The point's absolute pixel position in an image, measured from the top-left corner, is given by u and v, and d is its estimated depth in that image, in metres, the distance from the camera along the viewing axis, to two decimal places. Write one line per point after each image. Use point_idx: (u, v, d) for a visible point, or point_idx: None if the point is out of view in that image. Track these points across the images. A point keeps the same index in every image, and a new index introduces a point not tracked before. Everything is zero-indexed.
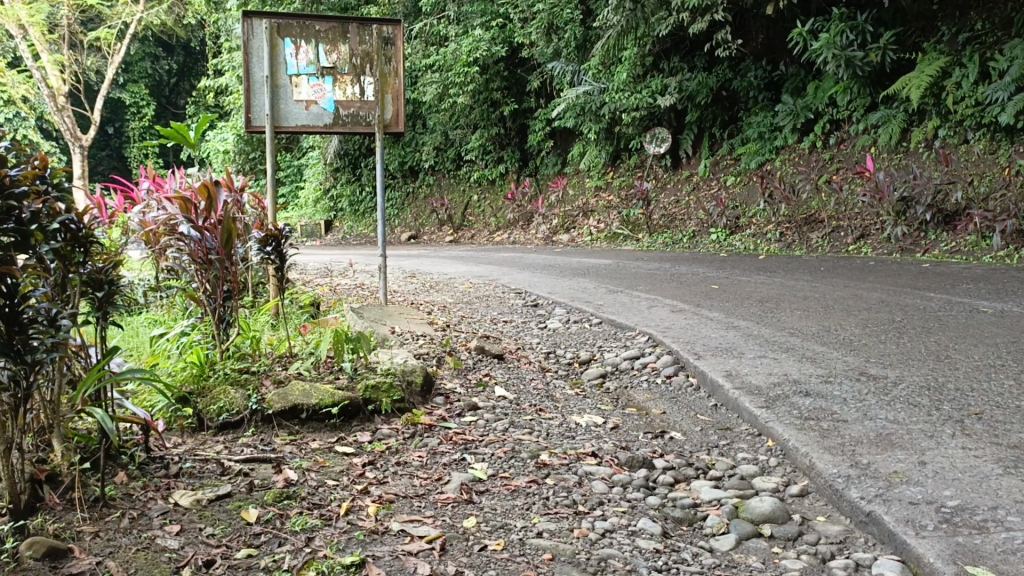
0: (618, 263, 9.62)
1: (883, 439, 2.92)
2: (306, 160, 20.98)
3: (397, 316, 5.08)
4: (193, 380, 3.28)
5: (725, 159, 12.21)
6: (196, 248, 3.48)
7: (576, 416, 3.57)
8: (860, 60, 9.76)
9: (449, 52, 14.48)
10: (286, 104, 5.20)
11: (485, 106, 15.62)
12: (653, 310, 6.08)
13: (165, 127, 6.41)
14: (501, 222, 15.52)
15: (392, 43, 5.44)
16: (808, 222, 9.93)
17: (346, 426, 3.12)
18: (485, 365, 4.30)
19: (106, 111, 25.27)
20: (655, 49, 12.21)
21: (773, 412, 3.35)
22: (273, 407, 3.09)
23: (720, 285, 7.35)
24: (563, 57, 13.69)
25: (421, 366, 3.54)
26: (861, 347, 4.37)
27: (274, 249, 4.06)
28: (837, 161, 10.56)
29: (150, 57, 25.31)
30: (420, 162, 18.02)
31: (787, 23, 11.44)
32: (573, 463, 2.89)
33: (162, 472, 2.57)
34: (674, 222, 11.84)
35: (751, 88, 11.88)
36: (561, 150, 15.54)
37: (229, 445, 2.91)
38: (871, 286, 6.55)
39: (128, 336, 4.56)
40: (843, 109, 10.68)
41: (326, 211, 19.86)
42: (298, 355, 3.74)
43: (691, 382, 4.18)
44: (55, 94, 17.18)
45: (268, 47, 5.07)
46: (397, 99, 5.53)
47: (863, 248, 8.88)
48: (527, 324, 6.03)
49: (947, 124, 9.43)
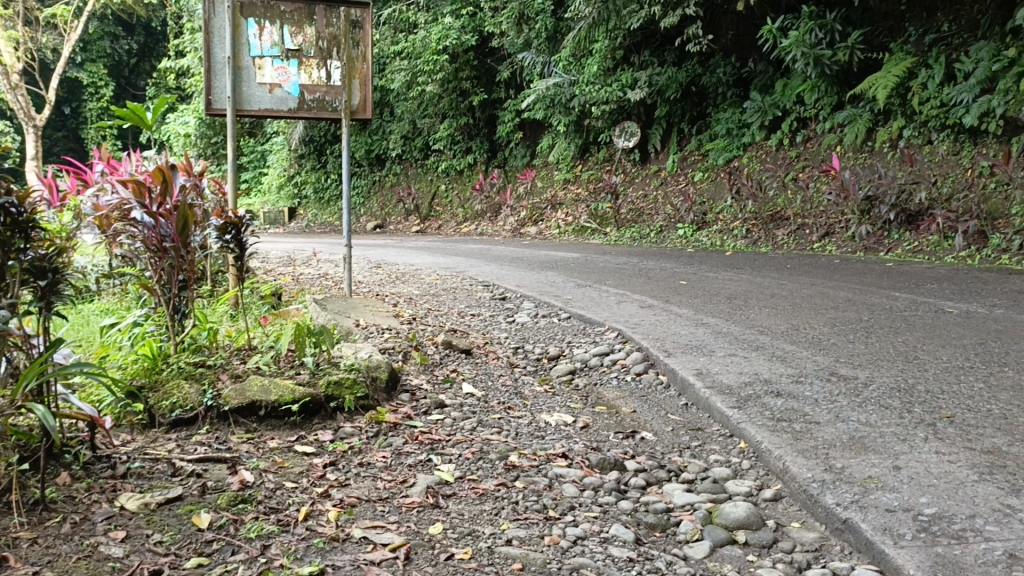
0: (585, 257, 9.56)
1: (856, 442, 2.88)
2: (270, 146, 20.62)
3: (362, 308, 4.94)
4: (145, 374, 3.13)
5: (693, 155, 12.21)
6: (149, 235, 3.29)
7: (545, 415, 3.48)
8: (828, 59, 9.80)
9: (418, 40, 14.29)
10: (249, 87, 5.02)
11: (454, 95, 15.45)
12: (622, 305, 6.01)
13: (121, 107, 6.16)
14: (468, 213, 15.38)
15: (360, 27, 5.30)
16: (775, 219, 9.96)
17: (306, 424, 2.99)
18: (452, 361, 4.19)
19: (63, 91, 24.56)
20: (625, 42, 12.16)
21: (745, 412, 3.29)
22: (229, 403, 2.94)
23: (689, 280, 7.31)
24: (533, 48, 13.57)
25: (386, 361, 3.42)
26: (831, 347, 4.35)
27: (233, 238, 3.87)
28: (804, 159, 10.61)
29: (110, 37, 24.62)
30: (387, 150, 17.81)
31: (757, 19, 11.45)
32: (542, 465, 2.80)
33: (109, 473, 2.42)
34: (642, 216, 11.81)
35: (721, 84, 11.87)
36: (530, 142, 15.43)
37: (182, 443, 2.77)
38: (838, 285, 6.56)
39: (77, 326, 4.35)
40: (810, 107, 10.74)
41: (290, 198, 19.54)
42: (258, 348, 3.60)
43: (661, 380, 4.12)
44: (8, 72, 16.60)
45: (230, 26, 4.89)
46: (365, 85, 5.38)
47: (828, 246, 8.92)
48: (494, 318, 5.93)
49: (912, 124, 9.51)
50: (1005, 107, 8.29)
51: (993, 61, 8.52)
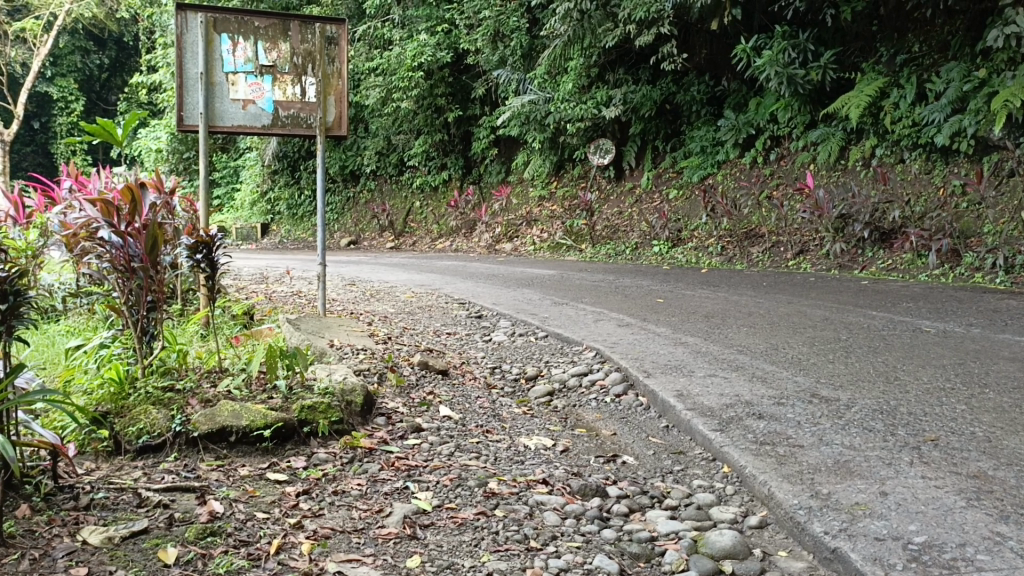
0: (561, 274, 9.53)
1: (842, 467, 2.85)
2: (242, 162, 20.43)
3: (337, 328, 4.84)
4: (111, 400, 3.02)
5: (668, 172, 12.27)
6: (117, 255, 3.17)
7: (524, 438, 3.41)
8: (802, 78, 9.89)
9: (393, 57, 14.23)
10: (221, 103, 4.93)
11: (429, 112, 15.43)
12: (600, 324, 5.96)
13: (91, 124, 6.04)
14: (443, 229, 15.32)
15: (336, 44, 5.22)
16: (749, 236, 10.01)
17: (278, 450, 2.89)
18: (429, 382, 4.11)
19: (32, 105, 24.19)
20: (600, 60, 12.22)
21: (728, 435, 3.26)
22: (198, 429, 2.83)
23: (665, 298, 7.31)
24: (509, 65, 13.58)
25: (361, 385, 3.34)
26: (810, 367, 4.34)
27: (204, 258, 3.78)
28: (778, 177, 10.69)
29: (81, 51, 24.29)
30: (361, 166, 17.71)
31: (731, 38, 11.56)
32: (522, 492, 2.72)
33: (71, 504, 2.31)
34: (618, 233, 11.81)
35: (695, 102, 11.96)
36: (505, 159, 15.42)
37: (148, 471, 2.66)
38: (814, 303, 6.59)
39: (41, 348, 4.22)
40: (783, 126, 10.85)
41: (263, 214, 19.34)
42: (230, 371, 3.49)
43: (641, 402, 4.07)
44: None
45: (204, 42, 4.80)
46: (341, 101, 5.31)
47: (802, 264, 8.97)
48: (471, 336, 5.85)
49: (884, 143, 9.63)
50: (976, 126, 8.37)
51: (964, 81, 8.65)
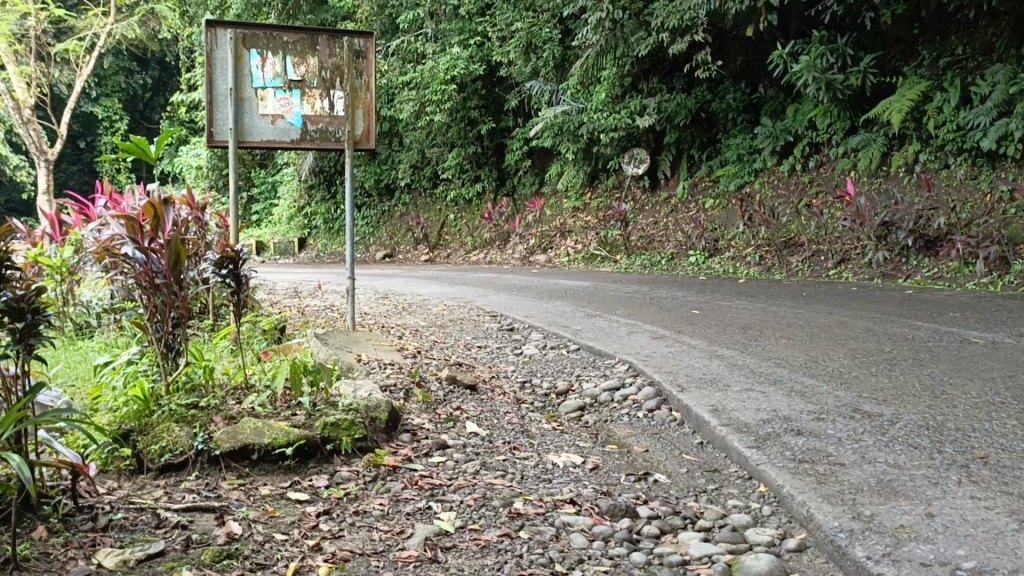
0: (595, 285, 9.43)
1: (885, 486, 2.72)
2: (280, 177, 20.66)
3: (364, 342, 4.80)
4: (135, 417, 3.00)
5: (704, 181, 12.11)
6: (141, 272, 3.15)
7: (553, 455, 3.32)
8: (840, 83, 9.68)
9: (426, 70, 14.26)
10: (250, 118, 4.97)
11: (462, 124, 15.44)
12: (633, 336, 5.84)
13: (125, 141, 6.11)
14: (477, 241, 15.30)
15: (364, 57, 5.20)
16: (788, 245, 9.80)
17: (301, 468, 2.84)
18: (457, 397, 4.04)
19: (78, 125, 24.81)
20: (633, 69, 12.12)
21: (765, 453, 3.14)
22: (220, 447, 2.80)
23: (701, 310, 7.15)
24: (541, 76, 13.54)
25: (386, 401, 3.29)
26: (852, 380, 4.18)
27: (230, 272, 3.76)
28: (817, 184, 10.47)
29: (124, 72, 24.83)
30: (396, 180, 17.79)
31: (767, 45, 11.39)
32: (549, 513, 2.63)
33: (88, 525, 2.28)
34: (653, 243, 11.66)
35: (731, 110, 11.79)
36: (538, 170, 15.37)
37: (170, 490, 2.63)
38: (856, 313, 6.40)
39: (72, 365, 4.24)
40: (822, 133, 10.64)
41: (300, 228, 19.51)
42: (255, 387, 3.46)
43: (674, 417, 3.96)
44: (20, 107, 16.61)
45: (233, 58, 4.83)
46: (369, 115, 5.28)
47: (844, 273, 8.75)
48: (502, 350, 5.78)
49: (927, 149, 9.38)
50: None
51: (1010, 84, 8.39)
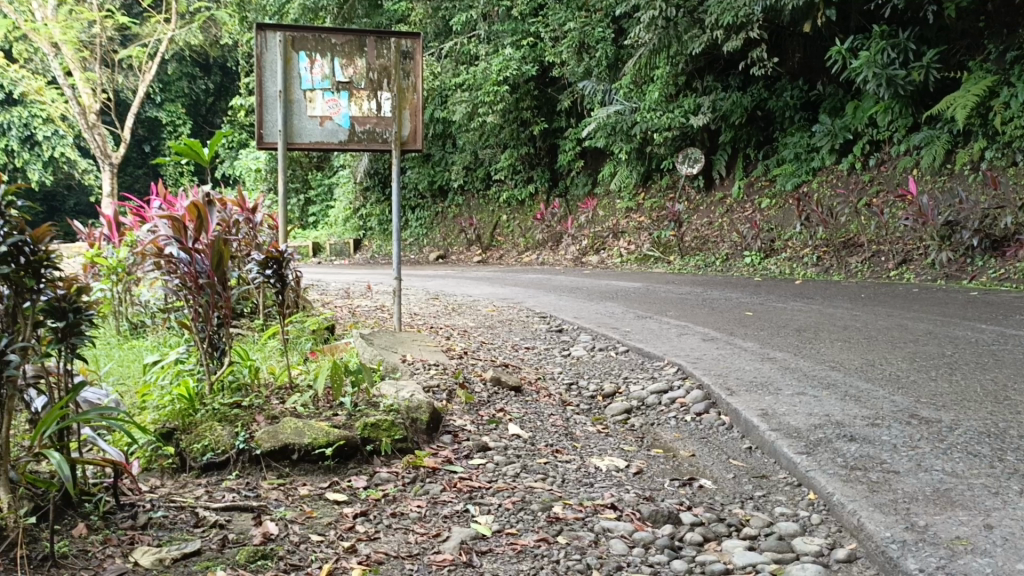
0: (646, 286, 9.30)
1: (942, 496, 2.59)
2: (336, 179, 20.98)
3: (410, 343, 4.80)
4: (179, 417, 3.05)
5: (760, 180, 11.86)
6: (185, 272, 3.20)
7: (596, 459, 3.26)
8: (902, 79, 9.35)
9: (478, 72, 14.28)
10: (300, 120, 5.05)
11: (514, 125, 15.43)
12: (683, 339, 5.73)
13: (179, 144, 6.24)
14: (530, 242, 15.28)
15: (411, 57, 5.17)
16: (847, 246, 9.52)
17: (341, 468, 2.85)
18: (501, 399, 4.01)
19: (144, 130, 25.63)
20: (688, 68, 11.94)
21: (815, 459, 3.03)
22: (261, 446, 2.82)
23: (755, 311, 6.99)
24: (594, 76, 13.43)
25: (427, 402, 3.28)
26: (910, 385, 4.02)
27: (274, 272, 3.78)
28: (877, 183, 10.15)
29: (187, 77, 25.50)
30: (449, 181, 17.89)
31: (825, 41, 11.09)
32: (589, 518, 2.58)
33: (128, 523, 2.33)
34: (707, 244, 11.47)
35: (787, 108, 11.52)
36: (591, 171, 15.28)
37: (211, 488, 2.67)
38: (918, 316, 6.16)
39: (125, 364, 4.34)
40: (883, 130, 10.31)
41: (356, 229, 19.77)
42: (298, 387, 3.50)
43: (723, 422, 3.85)
44: (86, 112, 17.17)
45: (282, 61, 4.93)
46: (415, 115, 5.23)
47: (905, 274, 8.46)
48: (549, 351, 5.73)
49: (995, 145, 9.00)
50: None
51: None
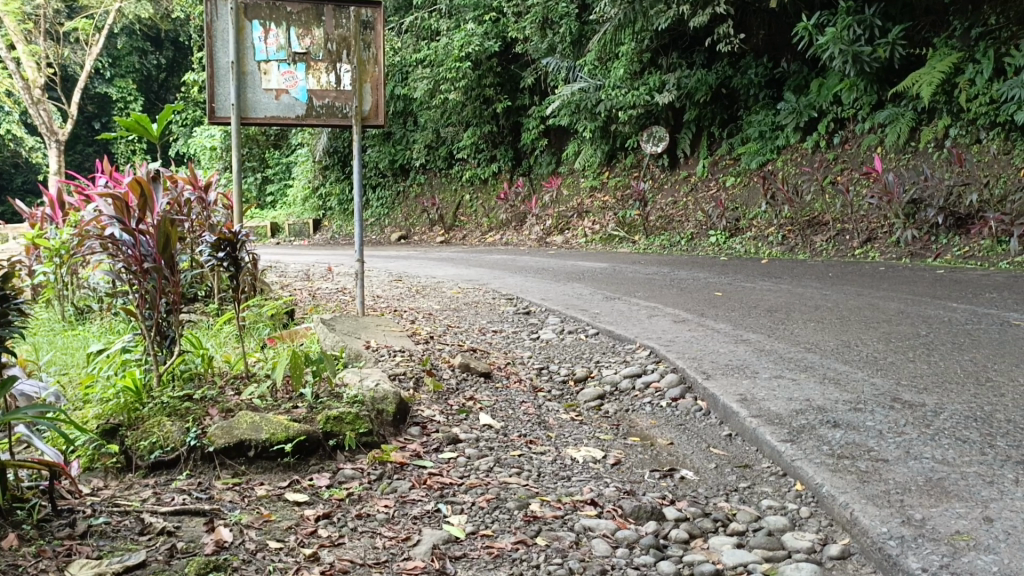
0: (613, 267, 9.18)
1: (935, 486, 2.50)
2: (294, 158, 20.51)
3: (374, 328, 4.59)
4: (124, 411, 2.80)
5: (724, 159, 11.79)
6: (128, 255, 2.93)
7: (572, 450, 3.11)
8: (868, 56, 9.29)
9: (440, 47, 13.97)
10: (254, 93, 4.77)
11: (477, 103, 15.16)
12: (654, 320, 5.60)
13: (125, 118, 5.89)
14: (494, 223, 15.07)
15: (371, 27, 4.95)
16: (812, 224, 9.49)
17: (301, 465, 2.64)
18: (470, 386, 3.84)
19: (94, 106, 24.76)
20: (652, 44, 11.77)
21: (800, 447, 2.92)
22: (214, 444, 2.60)
23: (723, 291, 6.91)
24: (558, 52, 13.18)
25: (393, 392, 3.09)
26: (889, 367, 3.94)
27: (228, 255, 3.52)
28: (842, 161, 10.14)
29: (138, 52, 24.67)
30: (410, 160, 17.60)
31: (791, 17, 11.00)
32: (568, 516, 2.42)
33: (64, 532, 2.10)
34: (672, 223, 11.38)
35: (752, 86, 11.43)
36: (555, 149, 15.09)
37: (159, 490, 2.44)
38: (887, 295, 6.12)
39: (67, 351, 4.06)
40: (847, 107, 10.28)
41: (315, 209, 19.36)
42: (256, 377, 3.29)
43: (700, 407, 3.73)
44: (30, 87, 16.33)
45: (234, 30, 4.64)
46: (377, 89, 5.04)
47: (870, 253, 8.45)
48: (517, 334, 5.57)
49: (958, 123, 9.03)
50: None
51: None
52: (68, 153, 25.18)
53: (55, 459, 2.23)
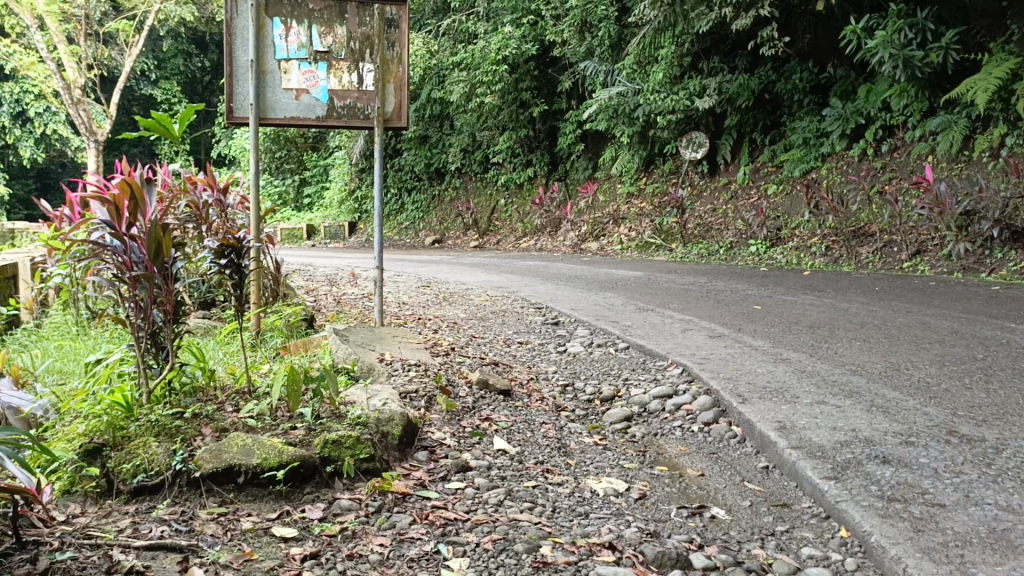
0: (648, 275, 8.90)
1: (1000, 539, 2.21)
2: (331, 160, 20.51)
3: (390, 339, 4.37)
4: (111, 429, 2.63)
5: (766, 166, 11.43)
6: (118, 262, 2.76)
7: (593, 481, 2.86)
8: (920, 61, 8.87)
9: (477, 50, 13.78)
10: (273, 93, 4.57)
11: (513, 107, 14.94)
12: (688, 335, 5.31)
13: (146, 118, 5.78)
14: (528, 228, 14.82)
15: (396, 26, 4.79)
16: (858, 235, 9.10)
17: (295, 494, 2.43)
18: (487, 406, 3.61)
19: (138, 107, 25.07)
20: (693, 48, 11.45)
21: (846, 487, 2.63)
22: (201, 469, 2.41)
23: (763, 305, 6.58)
24: (596, 56, 12.89)
25: (401, 413, 2.87)
26: (943, 394, 3.61)
27: (230, 262, 3.38)
28: (890, 170, 9.71)
29: (183, 55, 24.94)
30: (446, 164, 17.47)
31: (839, 21, 10.59)
32: (582, 562, 2.17)
33: (22, 569, 1.91)
34: (711, 231, 11.04)
35: (796, 91, 11.04)
36: (592, 155, 14.81)
37: (138, 520, 2.25)
38: (938, 312, 5.75)
39: (70, 360, 3.91)
40: (897, 114, 9.85)
41: (351, 212, 19.32)
42: (256, 393, 3.11)
43: (734, 433, 3.46)
44: (72, 87, 16.43)
45: (254, 26, 4.47)
46: (400, 90, 4.86)
47: (919, 266, 8.04)
48: (544, 347, 5.33)
49: (1015, 132, 8.56)
50: None
51: None
52: (113, 153, 25.59)
53: (25, 486, 2.07)
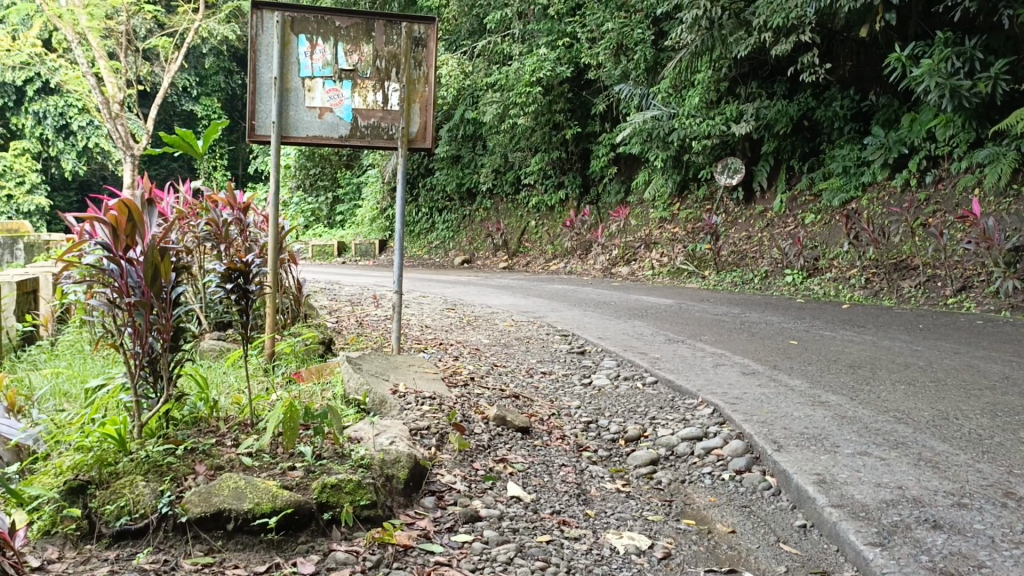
0: (679, 304, 8.64)
1: None
2: (365, 178, 20.56)
3: (406, 368, 4.19)
4: (99, 465, 2.48)
5: (804, 195, 11.14)
6: (116, 285, 2.63)
7: (613, 536, 2.64)
8: (967, 90, 8.55)
9: (512, 72, 13.65)
10: (295, 111, 4.45)
11: (546, 128, 14.81)
12: (720, 370, 5.07)
13: (170, 134, 5.71)
14: (558, 250, 14.63)
15: (423, 45, 4.66)
16: (899, 268, 8.78)
17: (288, 542, 2.25)
18: (503, 445, 3.41)
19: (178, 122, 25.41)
20: (731, 73, 11.21)
21: (894, 556, 2.38)
22: (188, 513, 2.24)
23: (799, 339, 6.30)
24: (631, 80, 12.68)
25: (408, 455, 2.67)
26: (998, 449, 3.33)
27: (237, 287, 3.23)
28: (934, 202, 9.38)
29: (224, 72, 25.27)
30: (478, 184, 17.38)
31: (882, 47, 10.29)
32: None
33: None
34: (745, 260, 10.76)
35: (836, 118, 10.75)
36: (625, 178, 14.60)
37: (117, 569, 2.08)
38: (988, 354, 5.43)
39: (75, 381, 3.80)
40: (942, 145, 9.52)
41: (382, 230, 19.29)
42: (257, 426, 2.93)
43: (768, 483, 3.21)
44: (110, 101, 16.55)
45: (279, 43, 4.35)
46: (426, 110, 4.71)
47: (964, 303, 7.69)
48: (568, 378, 5.11)
49: None
50: None
51: None
52: (152, 167, 25.94)
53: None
